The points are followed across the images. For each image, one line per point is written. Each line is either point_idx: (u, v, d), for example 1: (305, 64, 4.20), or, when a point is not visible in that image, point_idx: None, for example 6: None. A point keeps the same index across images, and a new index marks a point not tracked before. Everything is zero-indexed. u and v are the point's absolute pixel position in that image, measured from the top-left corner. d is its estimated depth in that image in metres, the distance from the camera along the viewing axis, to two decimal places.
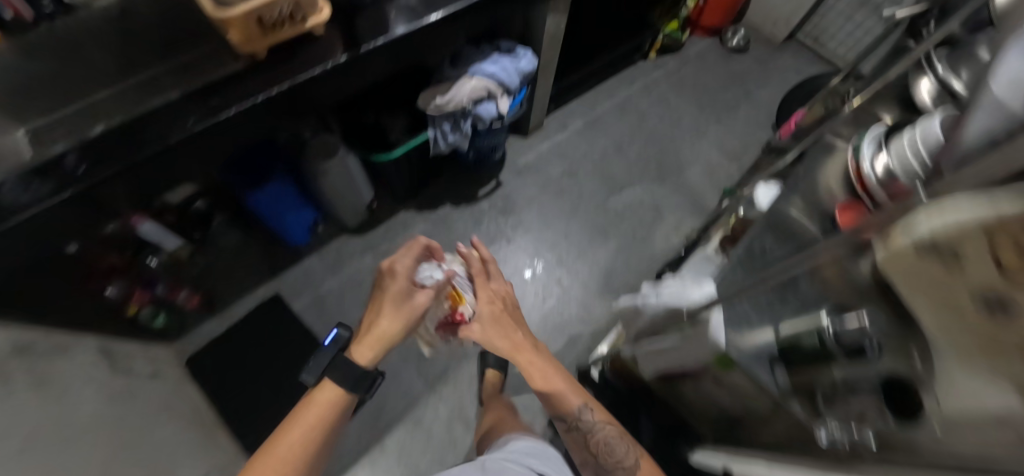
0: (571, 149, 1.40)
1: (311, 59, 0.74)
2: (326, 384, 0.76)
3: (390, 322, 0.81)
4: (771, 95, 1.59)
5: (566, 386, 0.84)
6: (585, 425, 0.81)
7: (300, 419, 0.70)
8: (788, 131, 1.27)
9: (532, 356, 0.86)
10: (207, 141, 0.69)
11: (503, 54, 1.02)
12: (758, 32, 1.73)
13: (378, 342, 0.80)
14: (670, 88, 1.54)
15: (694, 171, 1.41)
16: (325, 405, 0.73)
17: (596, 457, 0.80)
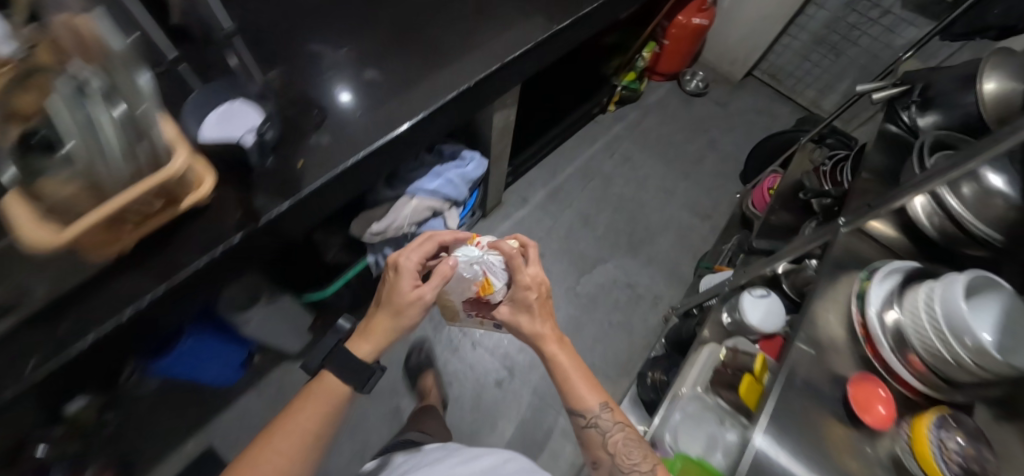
0: (534, 226, 1.28)
1: (194, 242, 0.57)
2: (327, 376, 0.65)
3: (399, 315, 0.67)
4: (735, 141, 1.53)
5: (581, 381, 0.71)
6: (597, 432, 0.68)
7: (292, 419, 0.59)
8: (763, 202, 1.18)
9: (552, 351, 0.72)
10: (55, 381, 0.50)
11: (446, 163, 0.90)
12: (714, 72, 1.68)
13: (386, 331, 0.68)
14: (633, 144, 1.45)
15: (666, 237, 1.32)
16: (325, 402, 0.62)
17: (611, 458, 0.67)
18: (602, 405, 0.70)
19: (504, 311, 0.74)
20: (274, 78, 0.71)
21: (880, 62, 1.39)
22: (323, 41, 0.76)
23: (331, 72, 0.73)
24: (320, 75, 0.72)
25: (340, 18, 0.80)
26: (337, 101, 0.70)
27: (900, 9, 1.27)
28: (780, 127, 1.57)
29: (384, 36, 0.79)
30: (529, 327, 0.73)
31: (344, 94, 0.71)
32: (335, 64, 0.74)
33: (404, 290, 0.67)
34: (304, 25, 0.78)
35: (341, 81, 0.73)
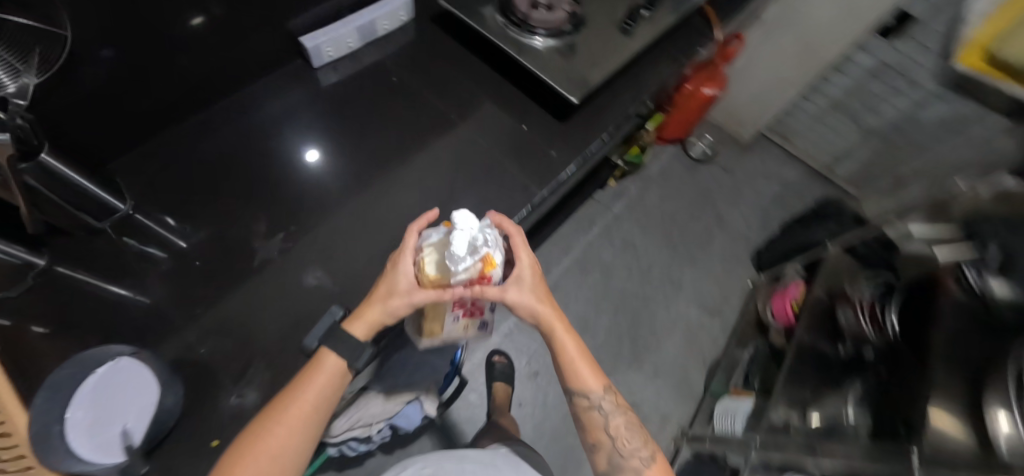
0: (527, 335, 1.16)
1: None
2: (324, 356, 0.47)
3: (397, 300, 0.46)
4: (745, 215, 1.39)
5: (586, 366, 0.58)
6: (598, 416, 0.59)
7: (285, 414, 0.44)
8: (787, 318, 1.05)
9: (562, 339, 0.56)
10: None
11: None
12: (720, 130, 1.53)
13: (386, 316, 0.47)
14: (636, 226, 1.30)
15: (673, 340, 1.18)
16: (323, 385, 0.47)
17: (609, 441, 0.59)
18: (603, 391, 0.59)
19: (513, 294, 0.50)
20: (196, 290, 0.55)
21: (905, 135, 1.27)
22: (256, 218, 0.60)
23: (274, 271, 0.57)
24: (258, 278, 0.56)
25: (280, 180, 0.63)
26: (303, 158, 0.65)
27: (933, 83, 1.15)
28: (789, 197, 1.43)
29: (344, 204, 0.62)
30: (545, 311, 0.53)
31: (310, 151, 0.65)
32: (274, 262, 0.57)
33: (397, 274, 0.46)
34: (230, 194, 0.61)
35: (282, 284, 0.55)
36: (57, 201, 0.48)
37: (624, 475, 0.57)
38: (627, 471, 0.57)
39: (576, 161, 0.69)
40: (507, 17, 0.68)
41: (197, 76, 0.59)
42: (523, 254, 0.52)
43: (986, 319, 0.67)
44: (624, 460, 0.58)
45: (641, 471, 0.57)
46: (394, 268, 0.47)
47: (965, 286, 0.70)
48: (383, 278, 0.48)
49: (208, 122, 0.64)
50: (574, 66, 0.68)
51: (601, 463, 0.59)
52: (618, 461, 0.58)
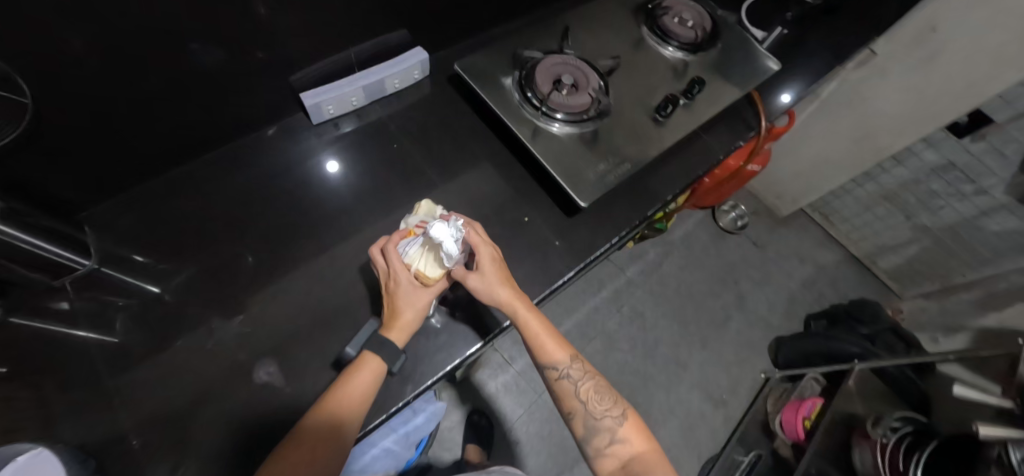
0: (515, 399, 1.11)
1: None
2: (365, 357, 0.47)
3: (417, 302, 0.49)
4: (769, 299, 1.30)
5: (547, 333, 0.52)
6: (568, 386, 0.52)
7: (335, 411, 0.44)
8: (797, 433, 0.95)
9: (520, 313, 0.50)
10: None
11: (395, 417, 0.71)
12: (755, 200, 1.45)
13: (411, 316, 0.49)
14: (648, 296, 1.24)
15: (670, 427, 1.11)
16: (361, 388, 0.46)
17: (582, 406, 0.51)
18: (569, 357, 0.52)
19: (475, 281, 0.50)
20: (148, 370, 0.51)
21: (961, 241, 1.15)
22: (232, 289, 0.57)
23: (236, 355, 0.53)
24: (215, 362, 0.53)
25: (263, 246, 0.60)
26: (325, 171, 0.65)
27: (1003, 194, 1.02)
28: (823, 281, 1.36)
29: (323, 284, 0.59)
30: (504, 292, 0.50)
31: (330, 162, 0.66)
32: (232, 348, 0.54)
33: (402, 284, 0.48)
34: (213, 254, 0.59)
35: (245, 372, 0.53)
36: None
37: (601, 440, 0.50)
38: (602, 433, 0.50)
39: (575, 269, 0.63)
40: (524, 94, 0.63)
41: (200, 130, 0.58)
42: (479, 238, 0.51)
43: None
44: (598, 423, 0.51)
45: (616, 431, 0.50)
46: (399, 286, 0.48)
47: (1009, 466, 0.57)
48: (389, 291, 0.49)
49: (194, 176, 0.62)
50: (590, 159, 0.61)
51: (577, 429, 0.52)
52: (593, 424, 0.51)
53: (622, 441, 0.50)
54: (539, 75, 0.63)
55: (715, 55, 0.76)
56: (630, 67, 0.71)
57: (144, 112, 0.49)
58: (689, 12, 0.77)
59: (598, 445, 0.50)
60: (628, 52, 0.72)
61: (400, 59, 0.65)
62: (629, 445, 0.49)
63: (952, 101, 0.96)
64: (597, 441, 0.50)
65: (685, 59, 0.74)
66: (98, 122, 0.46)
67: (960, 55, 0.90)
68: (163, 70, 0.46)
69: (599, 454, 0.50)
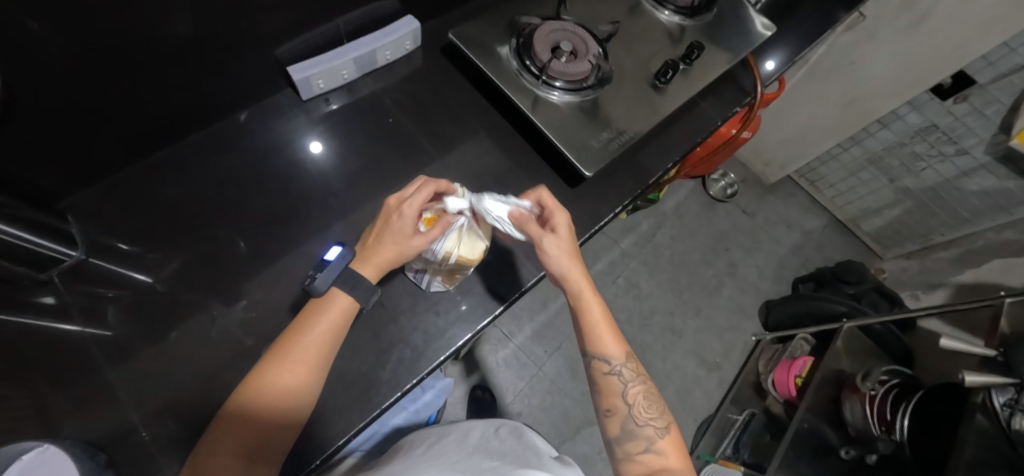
0: (516, 373, 1.12)
1: None
2: (332, 294, 0.46)
3: (408, 248, 0.47)
4: (759, 265, 1.33)
5: (609, 329, 0.53)
6: (617, 383, 0.52)
7: (281, 379, 0.41)
8: (788, 391, 0.99)
9: (587, 294, 0.52)
10: None
11: (407, 399, 0.73)
12: (743, 168, 1.47)
13: (397, 254, 0.47)
14: (642, 267, 1.26)
15: (667, 392, 1.15)
16: (310, 358, 0.43)
17: (626, 408, 0.52)
18: (623, 356, 0.53)
19: (551, 242, 0.51)
20: (151, 361, 0.50)
21: (942, 202, 1.19)
22: (230, 274, 0.56)
23: (242, 340, 0.52)
24: (221, 348, 0.52)
25: (259, 229, 0.58)
26: (308, 153, 0.63)
27: (983, 153, 1.05)
28: (810, 246, 1.40)
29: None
30: (572, 267, 0.52)
31: (314, 144, 0.63)
32: (236, 334, 0.53)
33: (410, 221, 0.47)
34: (207, 239, 0.56)
35: (253, 359, 0.52)
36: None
37: (636, 443, 0.50)
38: (639, 439, 0.50)
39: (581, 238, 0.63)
40: (523, 63, 0.61)
41: (182, 111, 0.55)
42: (554, 202, 0.52)
43: (1007, 453, 0.57)
44: (638, 428, 0.51)
45: (654, 441, 0.50)
46: (406, 219, 0.47)
47: (992, 411, 0.60)
48: (389, 222, 0.48)
49: (181, 159, 0.59)
50: (592, 129, 0.60)
51: (613, 429, 0.52)
52: (631, 428, 0.51)
53: (657, 452, 0.50)
54: (537, 41, 0.61)
55: (710, 18, 0.74)
56: (627, 32, 0.69)
57: (128, 88, 0.46)
58: None
59: (629, 450, 0.51)
60: (625, 18, 0.71)
61: (389, 29, 0.62)
62: (663, 457, 0.49)
63: (937, 62, 0.97)
64: (630, 446, 0.50)
65: (681, 23, 0.72)
66: (80, 104, 0.43)
67: (947, 15, 0.91)
68: (145, 45, 0.43)
69: (628, 458, 0.50)
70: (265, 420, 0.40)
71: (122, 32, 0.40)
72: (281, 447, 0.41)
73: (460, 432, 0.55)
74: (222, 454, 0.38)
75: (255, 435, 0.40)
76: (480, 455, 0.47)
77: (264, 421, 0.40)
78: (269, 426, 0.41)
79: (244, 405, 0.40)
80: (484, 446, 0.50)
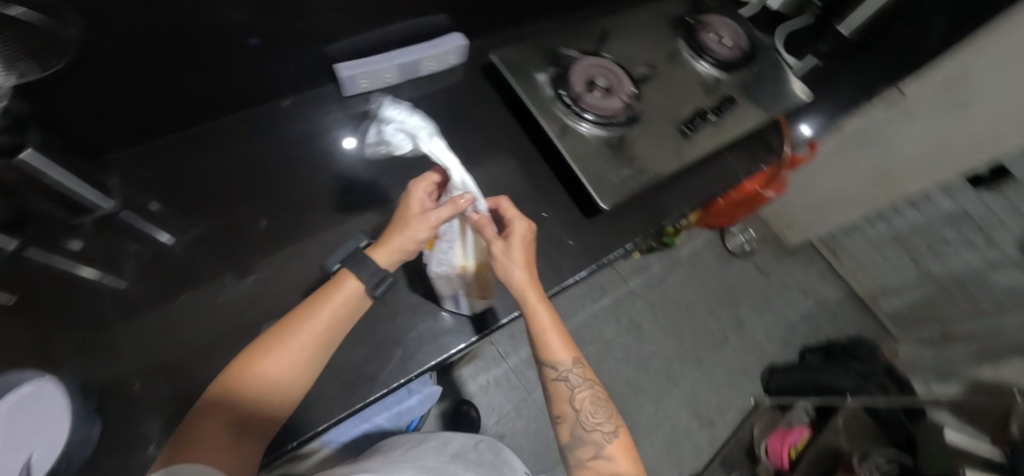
0: (504, 393, 1.11)
1: None
2: (343, 279, 0.47)
3: (418, 229, 0.48)
4: (768, 326, 1.30)
5: (556, 332, 0.51)
6: (564, 389, 0.51)
7: (279, 358, 0.42)
8: (780, 460, 0.97)
9: (533, 301, 0.50)
10: None
11: (392, 403, 0.72)
12: (764, 226, 1.46)
13: (404, 242, 0.49)
14: (647, 308, 1.25)
15: (655, 440, 1.11)
16: (307, 342, 0.43)
17: (574, 414, 0.51)
18: (572, 360, 0.52)
19: (500, 249, 0.50)
20: (157, 319, 0.52)
21: (966, 291, 1.15)
22: (246, 248, 0.58)
23: (244, 314, 0.54)
24: (224, 318, 0.53)
25: (281, 210, 0.60)
26: (340, 147, 0.65)
27: (1015, 249, 1.02)
28: (823, 315, 1.37)
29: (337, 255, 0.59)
30: (521, 275, 0.50)
31: (346, 139, 0.66)
32: (240, 307, 0.54)
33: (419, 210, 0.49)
34: (230, 212, 0.59)
35: (251, 333, 0.53)
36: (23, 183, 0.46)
37: (585, 449, 0.49)
38: (588, 445, 0.49)
39: (588, 268, 0.63)
40: (556, 92, 0.63)
41: (227, 89, 0.58)
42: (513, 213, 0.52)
43: None
44: (586, 433, 0.50)
45: (603, 446, 0.49)
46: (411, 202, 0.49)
47: None
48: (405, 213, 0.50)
49: (222, 133, 0.62)
50: (614, 164, 0.61)
51: (563, 436, 0.51)
52: (580, 435, 0.50)
53: (606, 458, 0.49)
54: (573, 74, 0.64)
55: (747, 75, 0.76)
56: (662, 77, 0.71)
57: (187, 66, 0.51)
58: (726, 32, 0.78)
59: (581, 456, 0.50)
60: (663, 64, 0.73)
61: (436, 42, 0.66)
62: (613, 463, 0.48)
63: (974, 150, 0.96)
64: (581, 452, 0.50)
65: (717, 76, 0.74)
66: (143, 72, 0.48)
67: (988, 106, 0.90)
68: (209, 26, 0.47)
69: (579, 464, 0.49)
70: (256, 397, 0.41)
71: (188, 5, 0.44)
72: (267, 427, 0.42)
73: (439, 441, 0.55)
74: (211, 426, 0.39)
75: (250, 407, 0.40)
76: (456, 465, 0.47)
77: (256, 400, 0.41)
78: (258, 405, 0.41)
79: (243, 380, 0.41)
80: (461, 457, 0.50)
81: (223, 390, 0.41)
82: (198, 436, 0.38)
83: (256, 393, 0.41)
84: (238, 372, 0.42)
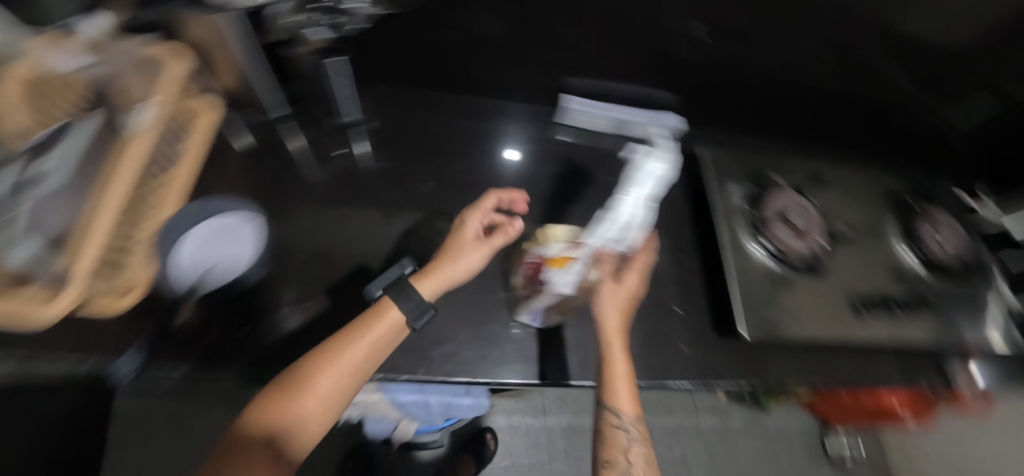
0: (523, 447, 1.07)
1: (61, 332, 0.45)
2: (384, 308, 0.46)
3: (471, 257, 0.51)
4: None
5: (627, 388, 0.48)
6: (622, 437, 0.47)
7: (323, 380, 0.40)
8: None
9: (614, 344, 0.50)
10: None
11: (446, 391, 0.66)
12: (880, 450, 1.22)
13: (456, 274, 0.50)
14: (702, 457, 1.12)
15: None
16: (349, 364, 0.42)
17: (625, 466, 0.46)
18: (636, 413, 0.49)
19: (609, 287, 0.53)
20: (333, 215, 0.61)
21: None
22: (417, 198, 0.65)
23: (391, 247, 0.61)
24: (376, 243, 0.61)
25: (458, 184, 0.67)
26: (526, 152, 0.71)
27: None
28: None
29: None
30: (612, 314, 0.51)
31: (510, 150, 0.71)
32: (391, 241, 0.61)
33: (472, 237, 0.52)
34: (422, 165, 0.67)
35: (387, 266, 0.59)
36: (313, 74, 0.59)
37: None
38: None
39: (693, 383, 0.57)
40: (746, 208, 0.64)
41: (475, 74, 0.67)
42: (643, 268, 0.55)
43: None
44: None
45: None
46: (461, 231, 0.53)
47: None
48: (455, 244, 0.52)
49: (448, 104, 0.72)
50: (771, 301, 0.58)
51: None
52: None
53: None
54: (772, 201, 0.64)
55: (955, 289, 0.67)
56: (856, 244, 0.67)
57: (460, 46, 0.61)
58: (945, 235, 0.71)
59: None
60: (863, 232, 0.68)
61: (642, 111, 0.70)
62: None
63: None
64: None
65: (919, 274, 0.67)
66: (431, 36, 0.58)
67: None
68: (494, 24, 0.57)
69: None
70: (297, 418, 0.38)
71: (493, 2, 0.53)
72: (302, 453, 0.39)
73: None
74: (255, 447, 0.36)
75: (289, 431, 0.38)
76: None
77: (298, 422, 0.38)
78: (299, 427, 0.38)
79: (289, 400, 0.38)
80: None
81: (265, 410, 0.38)
82: (239, 457, 0.35)
83: (299, 413, 0.38)
84: (281, 393, 0.39)
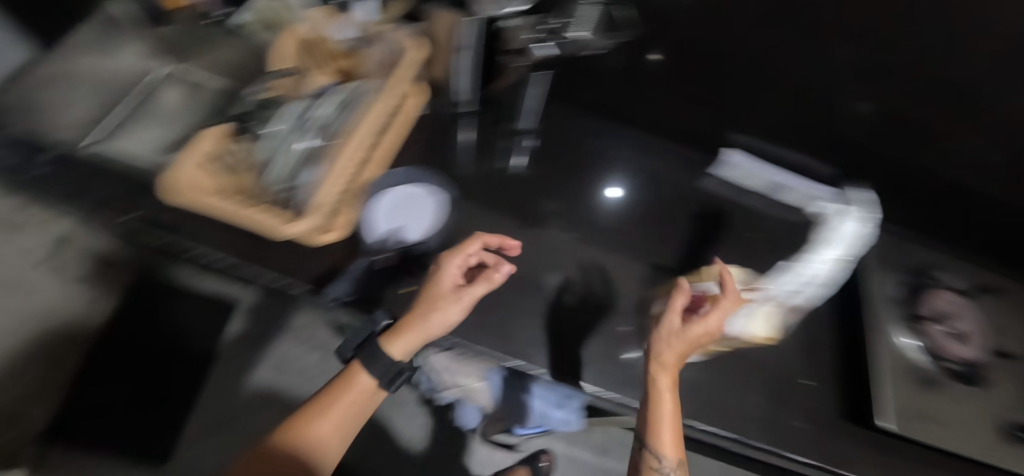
0: None
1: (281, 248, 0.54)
2: (353, 374, 0.51)
3: (447, 310, 0.45)
4: None
5: (671, 432, 0.44)
6: None
7: (313, 437, 0.49)
8: None
9: (661, 387, 0.43)
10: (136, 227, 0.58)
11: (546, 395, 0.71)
12: None
13: (433, 328, 0.46)
14: None
15: None
16: (340, 411, 0.50)
17: None
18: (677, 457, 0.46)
19: (679, 322, 0.45)
20: None
21: None
22: None
23: None
24: None
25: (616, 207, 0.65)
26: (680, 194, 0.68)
27: None
28: None
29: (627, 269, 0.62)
30: (669, 354, 0.44)
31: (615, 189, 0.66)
32: None
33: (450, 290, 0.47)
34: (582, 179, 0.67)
35: None
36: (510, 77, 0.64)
37: None
38: None
39: (821, 463, 0.53)
40: (902, 297, 0.62)
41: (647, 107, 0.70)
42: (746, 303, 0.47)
43: None
44: None
45: None
46: (437, 282, 0.47)
47: None
48: (429, 297, 0.47)
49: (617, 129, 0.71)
50: (919, 397, 0.56)
51: None
52: None
53: None
54: (932, 297, 0.62)
55: None
56: None
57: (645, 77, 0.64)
58: None
59: None
60: None
61: (807, 181, 0.66)
62: None
63: None
64: None
65: None
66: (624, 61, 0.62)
67: None
68: None
69: None
70: (306, 456, 0.49)
71: None
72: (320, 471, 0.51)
73: None
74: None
75: (305, 459, 0.49)
76: None
77: (307, 455, 0.49)
78: (307, 461, 0.49)
79: (300, 440, 0.49)
80: None
81: (277, 449, 0.49)
82: None
83: (302, 453, 0.49)
84: (287, 438, 0.49)
